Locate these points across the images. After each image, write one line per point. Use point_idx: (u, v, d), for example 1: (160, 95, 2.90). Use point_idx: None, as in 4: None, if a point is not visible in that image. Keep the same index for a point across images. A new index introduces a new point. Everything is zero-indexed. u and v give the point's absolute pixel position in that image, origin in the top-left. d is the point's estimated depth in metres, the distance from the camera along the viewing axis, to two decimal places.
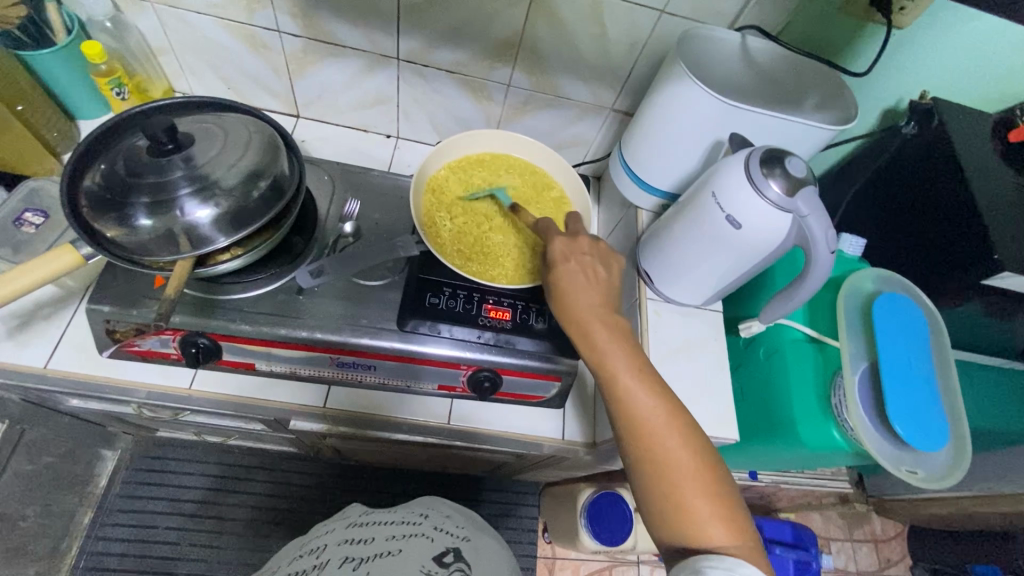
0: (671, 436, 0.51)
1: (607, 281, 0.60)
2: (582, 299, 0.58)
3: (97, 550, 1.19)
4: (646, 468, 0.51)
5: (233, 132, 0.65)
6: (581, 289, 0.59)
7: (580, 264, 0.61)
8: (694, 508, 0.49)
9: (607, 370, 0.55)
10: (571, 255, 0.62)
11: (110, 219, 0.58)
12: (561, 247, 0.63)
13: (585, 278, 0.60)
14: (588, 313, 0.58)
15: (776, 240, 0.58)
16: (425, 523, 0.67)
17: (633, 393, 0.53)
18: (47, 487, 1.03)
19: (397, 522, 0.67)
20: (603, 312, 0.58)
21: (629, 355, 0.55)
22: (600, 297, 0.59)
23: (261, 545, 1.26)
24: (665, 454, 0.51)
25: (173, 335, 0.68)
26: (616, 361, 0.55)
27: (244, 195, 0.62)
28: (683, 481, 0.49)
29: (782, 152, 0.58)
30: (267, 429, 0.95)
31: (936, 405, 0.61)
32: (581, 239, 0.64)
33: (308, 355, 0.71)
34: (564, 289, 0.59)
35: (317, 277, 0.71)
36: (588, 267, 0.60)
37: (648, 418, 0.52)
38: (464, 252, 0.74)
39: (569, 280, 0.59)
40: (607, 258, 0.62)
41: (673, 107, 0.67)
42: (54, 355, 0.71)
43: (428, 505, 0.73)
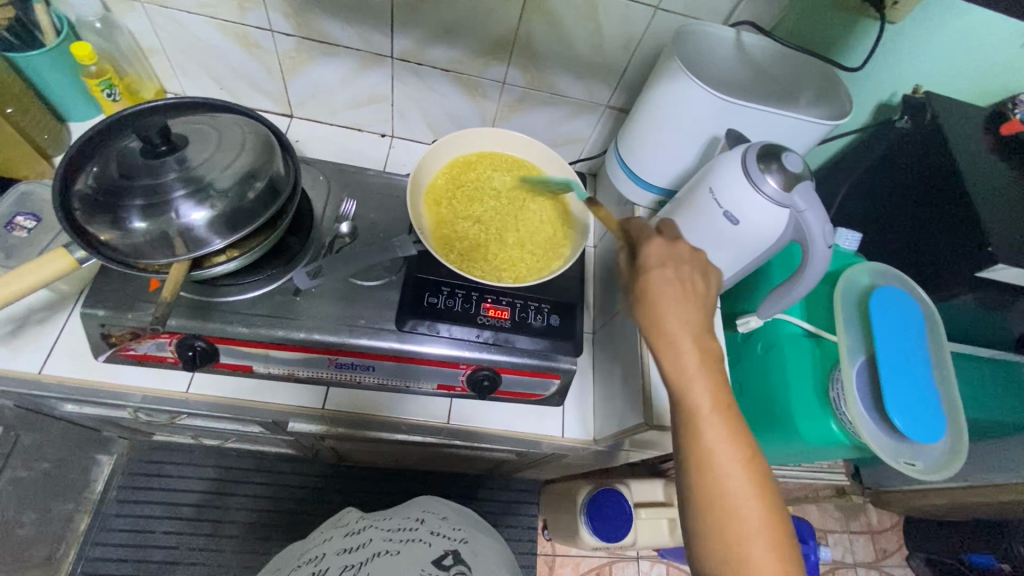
0: (745, 485, 0.48)
1: (703, 294, 0.54)
2: (675, 313, 0.52)
3: (94, 556, 1.18)
4: (710, 514, 0.48)
5: (227, 133, 0.64)
6: (674, 302, 0.52)
7: (677, 275, 0.53)
8: (757, 561, 0.47)
9: (688, 396, 0.50)
10: (671, 264, 0.54)
11: (103, 222, 0.57)
12: (658, 252, 0.55)
13: (680, 292, 0.53)
14: (678, 328, 0.51)
15: (774, 235, 0.59)
16: (421, 526, 0.67)
17: (713, 430, 0.49)
18: (43, 493, 1.02)
19: (393, 527, 0.67)
20: (694, 330, 0.52)
21: (714, 384, 0.50)
22: (695, 314, 0.52)
23: (260, 547, 1.26)
24: (730, 495, 0.48)
25: (169, 339, 0.68)
26: (701, 394, 0.50)
27: (239, 196, 0.61)
28: (748, 533, 0.47)
29: (779, 147, 0.58)
30: (264, 431, 0.95)
31: (935, 397, 0.61)
32: (680, 247, 0.56)
33: (307, 357, 0.71)
34: (654, 299, 0.52)
35: (314, 278, 0.71)
36: (686, 280, 0.54)
37: (721, 459, 0.48)
38: (470, 254, 0.73)
39: (660, 290, 0.53)
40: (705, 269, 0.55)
41: (669, 105, 0.67)
42: (48, 360, 0.70)
43: (424, 508, 0.73)
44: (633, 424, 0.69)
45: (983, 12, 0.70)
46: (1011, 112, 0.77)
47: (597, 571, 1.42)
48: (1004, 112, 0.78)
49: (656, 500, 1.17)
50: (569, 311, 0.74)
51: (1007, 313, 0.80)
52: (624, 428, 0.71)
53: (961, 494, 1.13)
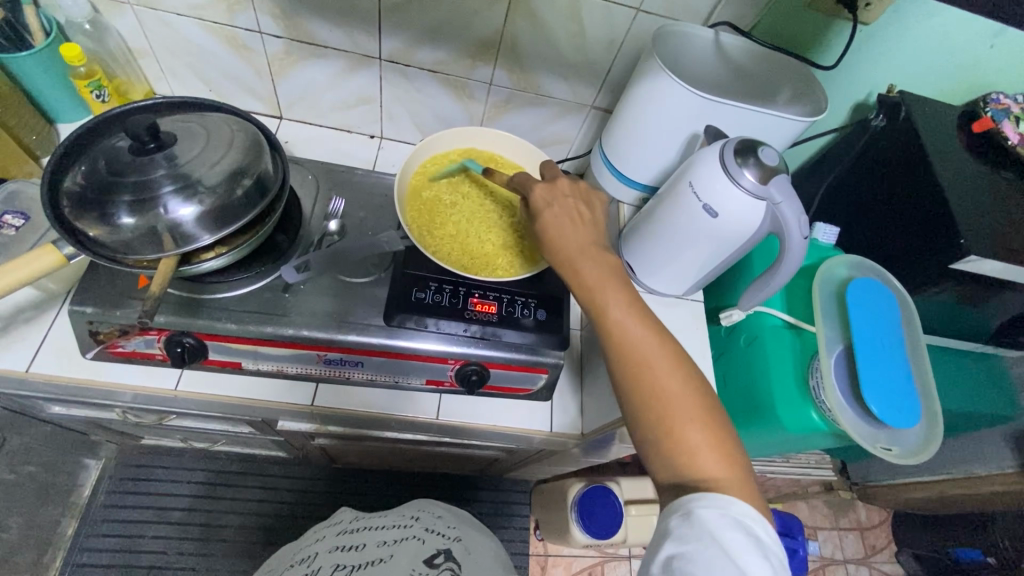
0: (662, 364, 0.51)
1: (593, 222, 0.61)
2: (571, 238, 0.59)
3: (82, 562, 1.17)
4: (638, 396, 0.50)
5: (215, 131, 0.65)
6: (568, 228, 0.60)
7: (564, 206, 0.62)
8: (686, 434, 0.48)
9: (596, 301, 0.55)
10: (558, 199, 0.62)
11: (92, 219, 0.58)
12: (543, 192, 0.63)
13: (570, 220, 0.61)
14: (576, 251, 0.58)
15: (752, 227, 0.60)
16: (415, 524, 0.67)
17: (624, 325, 0.53)
18: (30, 497, 1.01)
19: (388, 526, 0.68)
20: (590, 250, 0.58)
21: (617, 286, 0.55)
22: (587, 235, 0.60)
23: (251, 551, 1.25)
24: (656, 381, 0.50)
25: (158, 335, 0.68)
26: (607, 296, 0.55)
27: (227, 193, 0.62)
28: (676, 407, 0.49)
29: (756, 142, 0.60)
30: (254, 431, 0.95)
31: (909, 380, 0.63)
32: (563, 184, 0.64)
33: (295, 353, 0.71)
34: (552, 229, 0.60)
35: (301, 272, 0.72)
36: (572, 208, 0.62)
37: (637, 345, 0.52)
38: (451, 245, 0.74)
39: (554, 223, 0.61)
40: (588, 200, 0.63)
41: (648, 104, 0.69)
42: (36, 358, 0.70)
43: (420, 507, 0.74)
44: (619, 416, 0.70)
45: (952, 12, 0.73)
46: (982, 111, 0.80)
47: (589, 570, 1.42)
48: (975, 110, 0.81)
49: (646, 497, 1.18)
50: (556, 306, 0.75)
51: (983, 306, 0.82)
52: (612, 420, 0.72)
53: (946, 486, 1.15)
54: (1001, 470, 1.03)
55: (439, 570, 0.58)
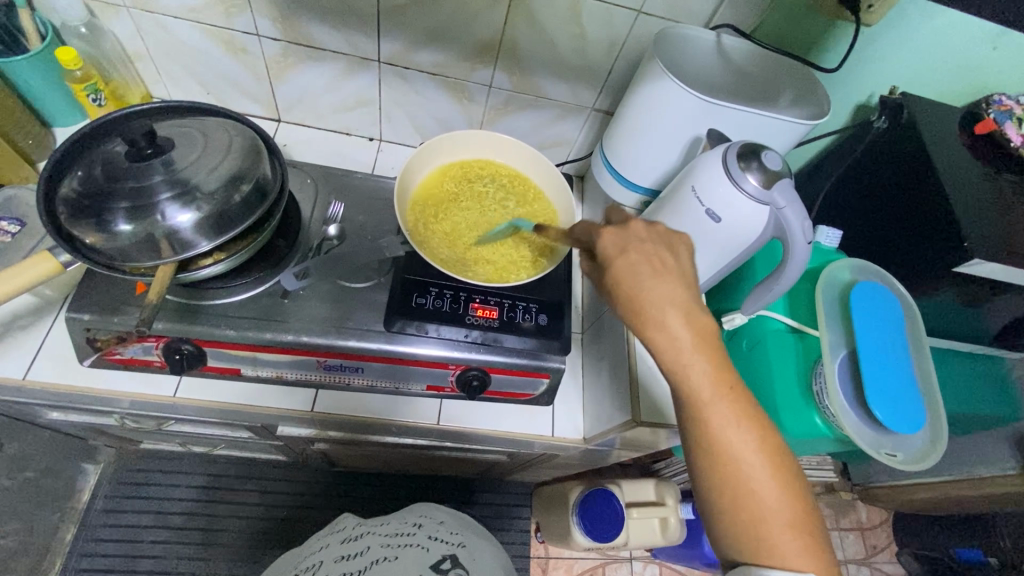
0: (755, 459, 0.48)
1: (679, 272, 0.54)
2: (656, 295, 0.52)
3: (81, 567, 1.16)
4: (723, 488, 0.49)
5: (213, 135, 0.65)
6: (657, 286, 0.52)
7: (648, 259, 0.54)
8: (775, 537, 0.47)
9: (685, 376, 0.50)
10: (642, 247, 0.54)
11: (88, 225, 0.58)
12: (614, 238, 0.56)
13: (657, 275, 0.53)
14: (665, 312, 0.52)
15: (755, 232, 0.60)
16: (417, 531, 0.67)
17: (717, 411, 0.50)
18: (28, 503, 1.01)
19: (389, 534, 0.67)
20: (683, 312, 0.52)
21: (712, 364, 0.50)
22: (679, 293, 0.52)
23: (251, 556, 1.25)
24: (745, 476, 0.48)
25: (156, 342, 0.67)
26: (700, 377, 0.50)
27: (225, 199, 0.62)
28: (768, 508, 0.48)
29: (759, 146, 0.59)
30: (254, 436, 0.94)
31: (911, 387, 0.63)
32: (638, 227, 0.56)
33: (295, 359, 0.71)
34: (636, 285, 0.53)
35: (301, 280, 0.71)
36: (655, 259, 0.54)
37: (729, 435, 0.49)
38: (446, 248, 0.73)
39: (634, 275, 0.53)
40: (674, 247, 0.55)
41: (651, 108, 0.69)
42: (33, 365, 0.69)
43: (422, 513, 0.74)
44: (621, 421, 0.70)
45: (955, 13, 0.72)
46: (984, 112, 0.80)
47: (590, 572, 1.42)
48: (977, 112, 0.81)
49: (648, 499, 1.18)
50: (557, 310, 0.74)
51: (986, 308, 0.81)
52: (613, 426, 0.72)
53: (948, 487, 1.15)
54: (1003, 471, 1.03)
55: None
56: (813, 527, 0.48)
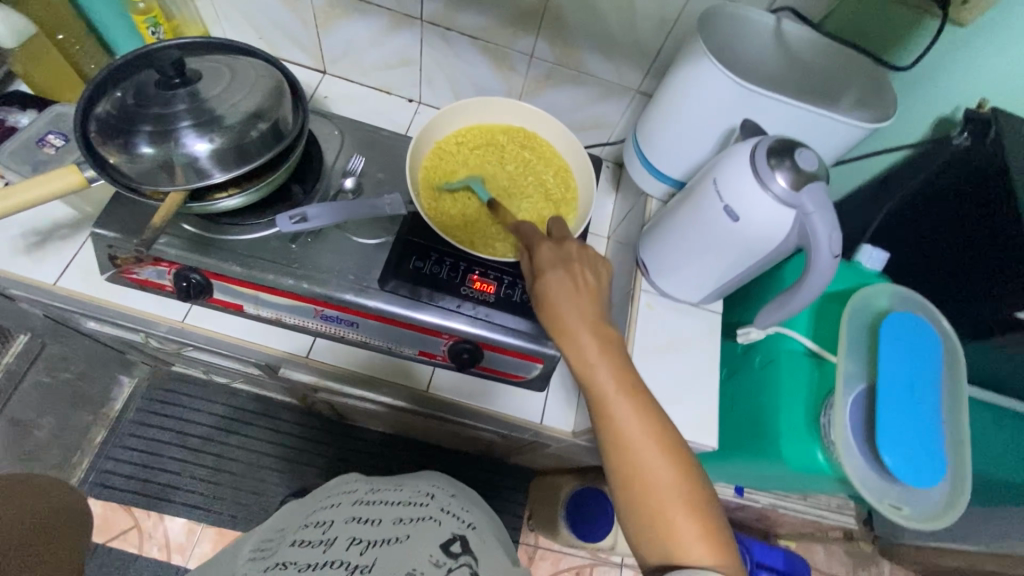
0: (652, 447, 0.51)
1: (595, 288, 0.59)
2: (567, 308, 0.57)
3: (106, 468, 1.27)
4: (628, 480, 0.51)
5: (241, 73, 0.66)
6: (568, 299, 0.58)
7: (569, 273, 0.59)
8: (678, 526, 0.49)
9: (594, 378, 0.55)
10: (561, 265, 0.60)
11: (115, 146, 0.60)
12: (549, 255, 0.61)
13: (573, 287, 0.58)
14: (576, 323, 0.57)
15: (778, 238, 0.54)
16: (430, 503, 0.66)
17: (620, 407, 0.53)
18: (64, 401, 1.10)
19: (402, 503, 0.66)
20: (593, 323, 0.57)
21: (616, 366, 0.55)
22: (591, 306, 0.58)
23: (255, 487, 1.32)
24: (646, 469, 0.51)
25: (168, 267, 0.70)
26: (605, 377, 0.54)
27: (242, 133, 0.63)
28: (668, 497, 0.50)
29: (794, 142, 0.53)
30: (263, 375, 0.98)
31: (915, 386, 0.56)
32: (568, 246, 0.62)
33: (295, 304, 0.72)
34: (549, 300, 0.58)
35: (296, 222, 0.68)
36: (576, 273, 0.59)
37: (630, 430, 0.52)
38: (447, 207, 0.72)
39: (555, 288, 0.58)
40: (594, 264, 0.60)
41: (687, 90, 0.63)
42: (64, 274, 0.75)
43: (433, 487, 0.73)
44: None
45: None
46: None
47: (578, 570, 1.40)
48: None
49: None
50: None
51: None
52: None
53: (984, 560, 1.03)
54: None
55: (457, 559, 0.54)
56: (711, 515, 0.50)
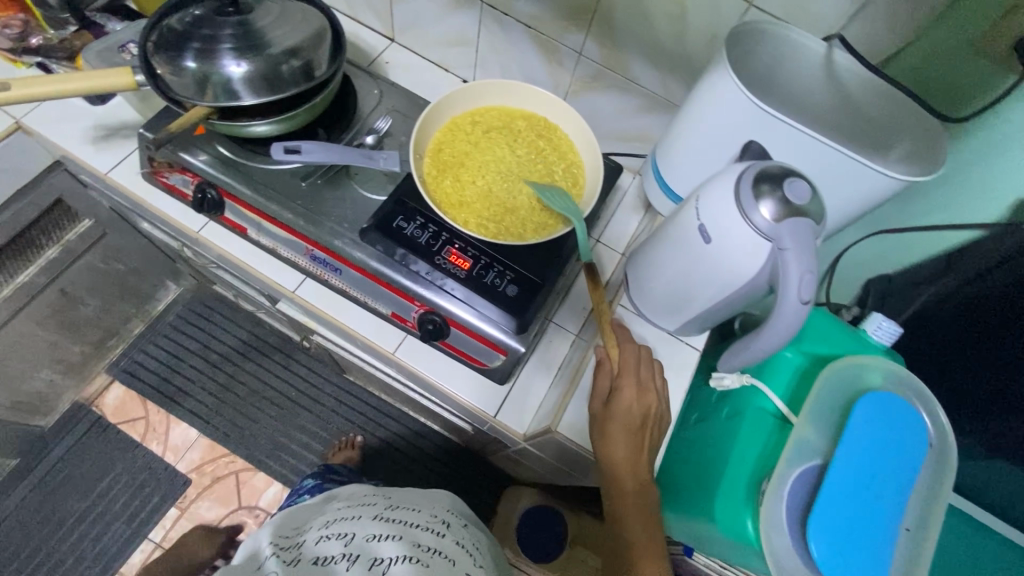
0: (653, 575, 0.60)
1: (651, 416, 0.61)
2: (621, 435, 0.60)
3: (136, 359, 1.41)
4: None
5: (290, 13, 0.71)
6: (624, 429, 0.60)
7: (635, 402, 0.60)
8: None
9: (620, 502, 0.61)
10: (633, 391, 0.61)
11: (166, 57, 0.67)
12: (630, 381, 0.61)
13: (633, 418, 0.60)
14: (622, 450, 0.60)
15: (750, 271, 0.49)
16: (448, 536, 0.62)
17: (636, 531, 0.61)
18: (111, 289, 1.23)
19: (419, 527, 0.61)
20: (636, 454, 0.61)
21: (643, 497, 0.61)
22: (643, 441, 0.61)
23: (252, 414, 1.40)
24: None
25: (193, 178, 0.77)
26: (632, 509, 0.60)
27: (275, 65, 0.67)
28: None
29: (790, 171, 0.48)
30: (270, 306, 1.04)
31: (874, 480, 0.50)
32: (643, 367, 0.63)
33: (290, 238, 0.76)
34: (608, 426, 0.60)
35: (287, 153, 0.71)
36: (642, 404, 0.61)
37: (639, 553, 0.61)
38: (448, 174, 0.71)
39: (620, 421, 0.60)
40: (655, 390, 0.62)
41: (703, 108, 0.60)
42: (116, 167, 0.83)
43: (442, 511, 0.69)
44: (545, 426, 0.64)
45: None
46: None
47: None
48: None
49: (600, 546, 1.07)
50: (532, 288, 0.69)
51: None
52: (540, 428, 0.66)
53: None
54: None
55: None
56: None
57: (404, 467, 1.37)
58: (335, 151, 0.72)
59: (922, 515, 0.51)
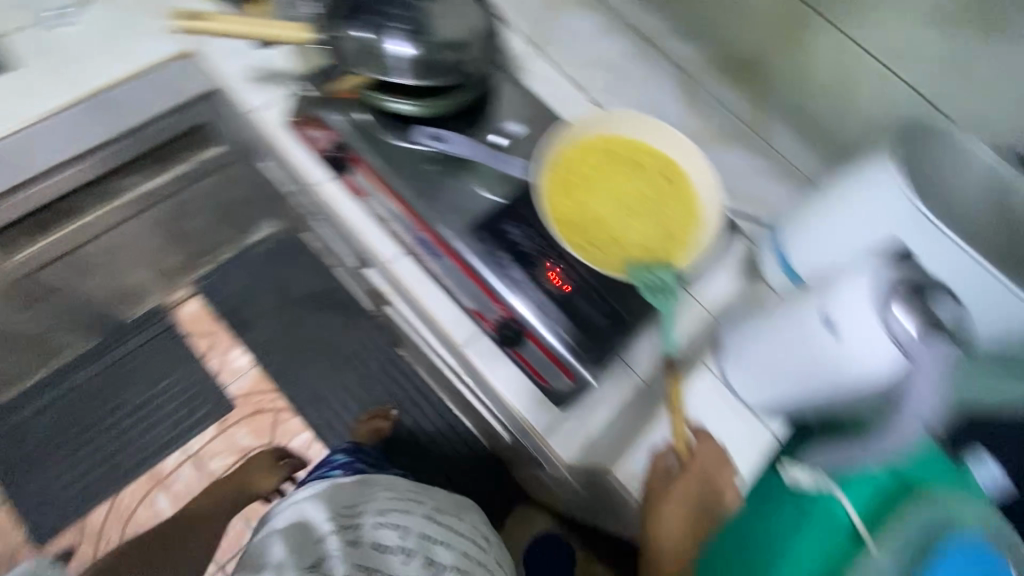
0: None
1: (704, 501, 0.64)
2: (672, 500, 0.63)
3: (217, 281, 1.50)
4: None
5: (459, 9, 0.74)
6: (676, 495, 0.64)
7: (695, 478, 0.65)
8: None
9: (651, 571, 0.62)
10: (696, 467, 0.65)
11: (341, 24, 0.71)
12: (697, 454, 0.66)
13: (689, 494, 0.64)
14: (666, 517, 0.63)
15: (864, 372, 0.49)
16: (485, 550, 0.70)
17: None
18: (216, 212, 1.32)
19: (462, 536, 0.69)
20: (681, 530, 0.63)
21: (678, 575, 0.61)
22: (690, 519, 0.63)
23: (305, 360, 1.46)
24: None
25: (330, 135, 0.81)
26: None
27: (436, 53, 0.71)
28: None
29: (931, 285, 0.47)
30: (356, 267, 1.08)
31: None
32: (713, 455, 0.66)
33: (402, 215, 0.79)
34: (662, 486, 0.65)
35: (431, 139, 0.78)
36: (700, 487, 0.64)
37: None
38: (568, 192, 0.72)
39: (676, 487, 0.64)
40: (718, 480, 0.65)
41: (852, 201, 0.59)
42: (264, 109, 0.89)
43: (478, 524, 0.75)
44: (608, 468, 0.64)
45: None
46: None
47: None
48: None
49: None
50: (618, 326, 0.71)
51: None
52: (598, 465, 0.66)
53: None
54: None
55: None
56: None
57: (428, 450, 1.40)
58: (470, 146, 0.78)
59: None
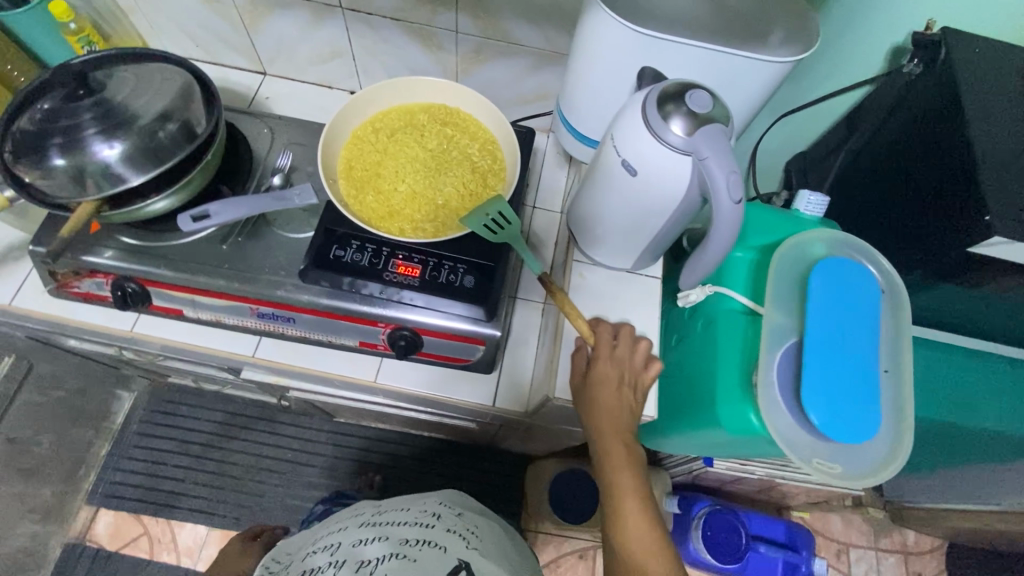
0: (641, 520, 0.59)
1: (631, 371, 0.63)
2: (600, 383, 0.61)
3: (114, 479, 1.33)
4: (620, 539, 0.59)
5: (148, 79, 0.67)
6: (603, 379, 0.61)
7: (613, 356, 0.63)
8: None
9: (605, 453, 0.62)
10: (608, 346, 0.63)
11: (29, 164, 0.61)
12: (604, 335, 0.64)
13: (616, 371, 0.62)
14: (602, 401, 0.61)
15: (678, 189, 0.51)
16: (437, 525, 0.61)
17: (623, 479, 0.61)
18: (59, 419, 1.14)
19: (406, 523, 0.61)
20: (619, 406, 0.61)
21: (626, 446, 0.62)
22: (622, 396, 0.61)
23: (256, 489, 1.35)
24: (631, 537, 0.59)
25: (105, 278, 0.72)
26: (617, 456, 0.61)
27: (151, 135, 0.63)
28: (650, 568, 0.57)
29: (687, 84, 0.49)
30: (235, 377, 0.99)
31: (843, 333, 0.55)
32: (620, 331, 0.65)
33: (230, 304, 0.72)
34: (589, 376, 0.62)
35: (198, 221, 0.66)
36: (620, 361, 0.62)
37: (629, 503, 0.60)
38: (368, 188, 0.70)
39: (600, 371, 0.62)
40: (633, 349, 0.64)
41: (596, 55, 0.61)
42: (18, 294, 0.76)
43: (440, 500, 0.68)
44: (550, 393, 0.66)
45: None
46: None
47: (581, 553, 1.36)
48: None
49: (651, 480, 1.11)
50: (487, 275, 0.69)
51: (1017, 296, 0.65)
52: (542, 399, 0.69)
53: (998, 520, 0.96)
54: None
55: None
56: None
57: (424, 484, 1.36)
58: (244, 204, 0.68)
59: (894, 350, 0.57)
